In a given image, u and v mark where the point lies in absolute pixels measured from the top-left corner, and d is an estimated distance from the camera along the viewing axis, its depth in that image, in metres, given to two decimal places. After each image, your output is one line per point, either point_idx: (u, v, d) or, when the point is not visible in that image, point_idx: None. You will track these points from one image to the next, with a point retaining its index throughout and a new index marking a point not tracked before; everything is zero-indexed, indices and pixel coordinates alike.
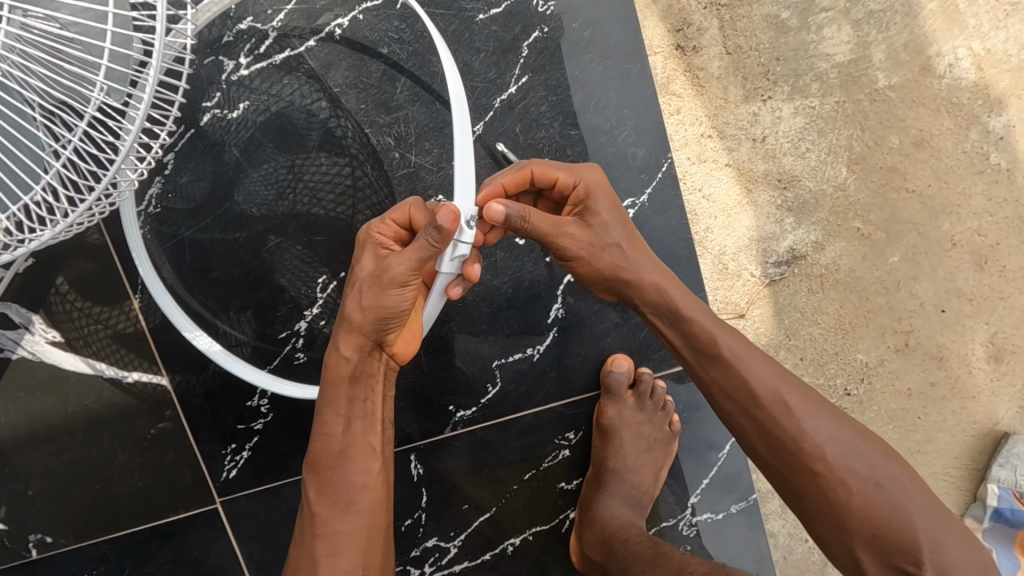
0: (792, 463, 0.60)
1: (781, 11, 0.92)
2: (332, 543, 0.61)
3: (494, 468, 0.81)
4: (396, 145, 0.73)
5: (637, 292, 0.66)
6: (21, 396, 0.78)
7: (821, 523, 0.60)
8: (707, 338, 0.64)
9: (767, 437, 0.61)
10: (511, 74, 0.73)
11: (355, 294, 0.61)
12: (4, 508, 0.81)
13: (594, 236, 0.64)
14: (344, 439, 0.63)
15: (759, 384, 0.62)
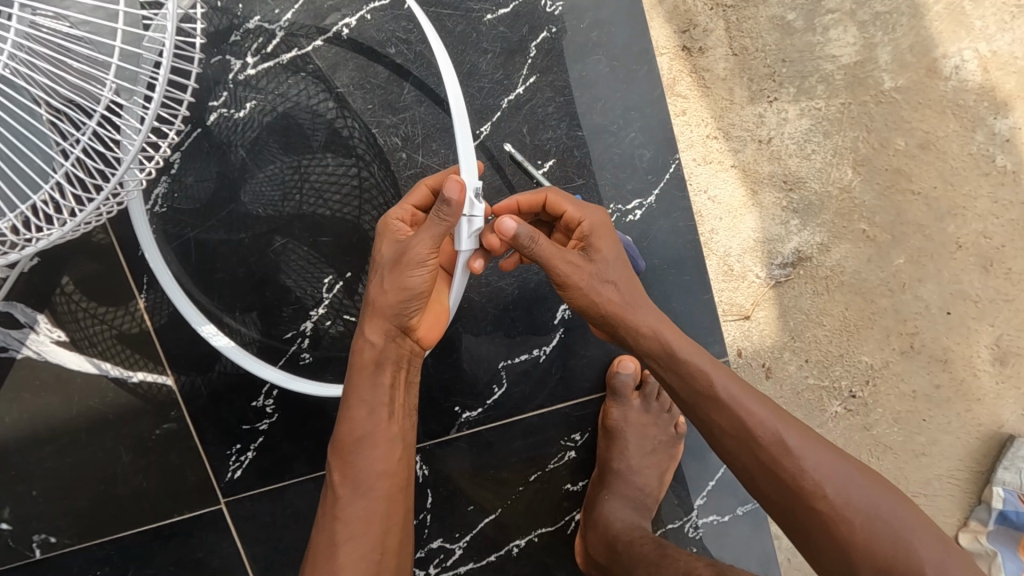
0: (796, 501, 0.58)
1: (787, 13, 0.92)
2: (352, 527, 0.60)
3: (499, 470, 0.81)
4: (402, 145, 0.73)
5: (634, 328, 0.64)
6: (25, 396, 0.78)
7: (828, 561, 0.58)
8: (704, 379, 0.62)
9: (769, 474, 0.60)
10: (518, 75, 0.73)
11: (377, 281, 0.62)
12: (8, 508, 0.81)
13: (593, 272, 0.63)
14: (367, 423, 0.62)
15: (759, 422, 0.60)
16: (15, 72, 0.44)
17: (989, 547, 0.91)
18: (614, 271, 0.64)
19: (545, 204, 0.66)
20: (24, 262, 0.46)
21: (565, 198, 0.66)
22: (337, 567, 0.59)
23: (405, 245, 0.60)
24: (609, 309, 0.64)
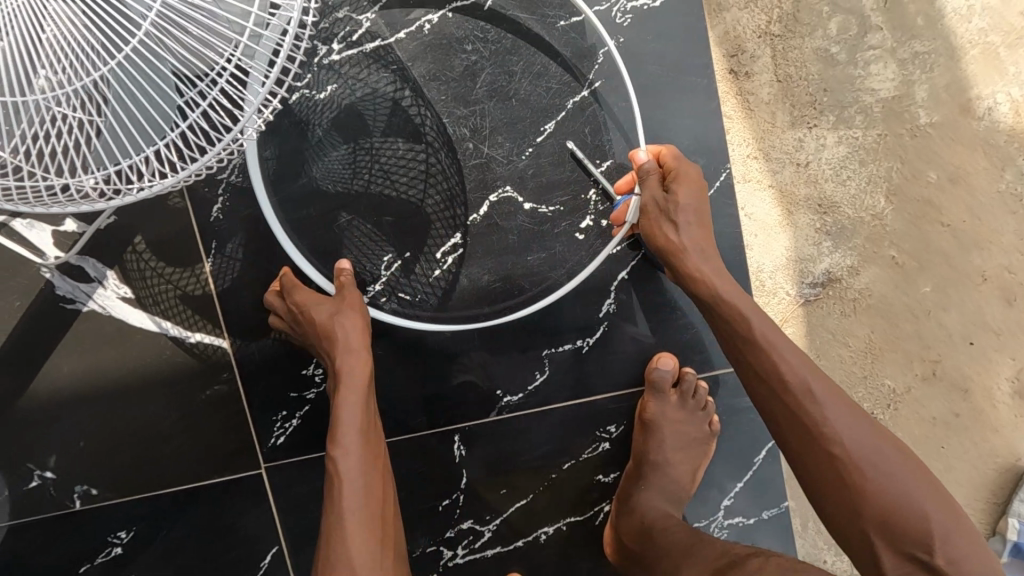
0: (817, 449, 0.62)
1: (831, 45, 0.96)
2: (359, 529, 0.64)
3: (534, 457, 0.83)
4: (470, 136, 0.78)
5: (692, 267, 0.68)
6: (87, 347, 0.82)
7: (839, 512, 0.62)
8: (754, 326, 0.66)
9: (799, 425, 0.63)
10: (585, 79, 0.78)
11: (312, 316, 0.71)
12: (55, 457, 0.83)
13: (670, 212, 0.70)
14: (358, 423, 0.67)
15: (797, 373, 0.64)
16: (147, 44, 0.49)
17: None
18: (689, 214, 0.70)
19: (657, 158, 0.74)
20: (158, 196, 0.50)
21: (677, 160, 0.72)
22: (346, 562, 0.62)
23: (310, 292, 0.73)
24: (675, 245, 0.69)
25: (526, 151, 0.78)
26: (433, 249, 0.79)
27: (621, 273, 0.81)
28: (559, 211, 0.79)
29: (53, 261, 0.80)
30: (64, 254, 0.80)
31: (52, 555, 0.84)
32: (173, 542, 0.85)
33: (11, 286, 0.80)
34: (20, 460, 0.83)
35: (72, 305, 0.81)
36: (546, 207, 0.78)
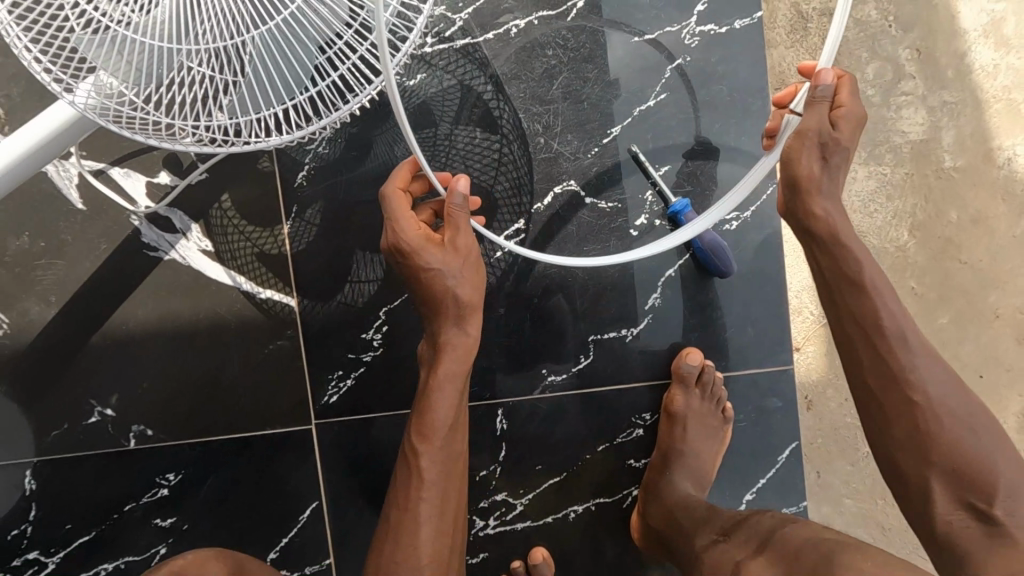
0: (892, 391, 0.67)
1: (867, 89, 1.05)
2: (433, 500, 0.73)
3: (571, 437, 0.87)
4: (542, 132, 0.85)
5: (818, 206, 0.69)
6: (162, 294, 0.87)
7: (907, 461, 0.66)
8: (860, 269, 0.68)
9: (886, 370, 0.67)
10: (653, 90, 0.85)
11: (439, 268, 0.71)
12: (117, 396, 0.88)
13: (825, 147, 0.68)
14: (449, 403, 0.73)
15: (886, 325, 0.67)
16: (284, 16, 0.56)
17: None
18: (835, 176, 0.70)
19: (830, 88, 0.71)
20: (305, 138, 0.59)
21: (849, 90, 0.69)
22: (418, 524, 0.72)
23: (456, 224, 0.71)
24: (804, 174, 0.68)
25: (591, 151, 0.85)
26: (498, 232, 0.85)
27: (667, 271, 0.87)
28: (617, 208, 0.86)
29: (143, 210, 0.85)
30: (154, 204, 0.86)
31: (103, 490, 0.89)
32: (219, 488, 0.89)
33: (100, 230, 0.86)
34: (83, 396, 0.87)
35: (154, 253, 0.86)
36: (605, 203, 0.85)
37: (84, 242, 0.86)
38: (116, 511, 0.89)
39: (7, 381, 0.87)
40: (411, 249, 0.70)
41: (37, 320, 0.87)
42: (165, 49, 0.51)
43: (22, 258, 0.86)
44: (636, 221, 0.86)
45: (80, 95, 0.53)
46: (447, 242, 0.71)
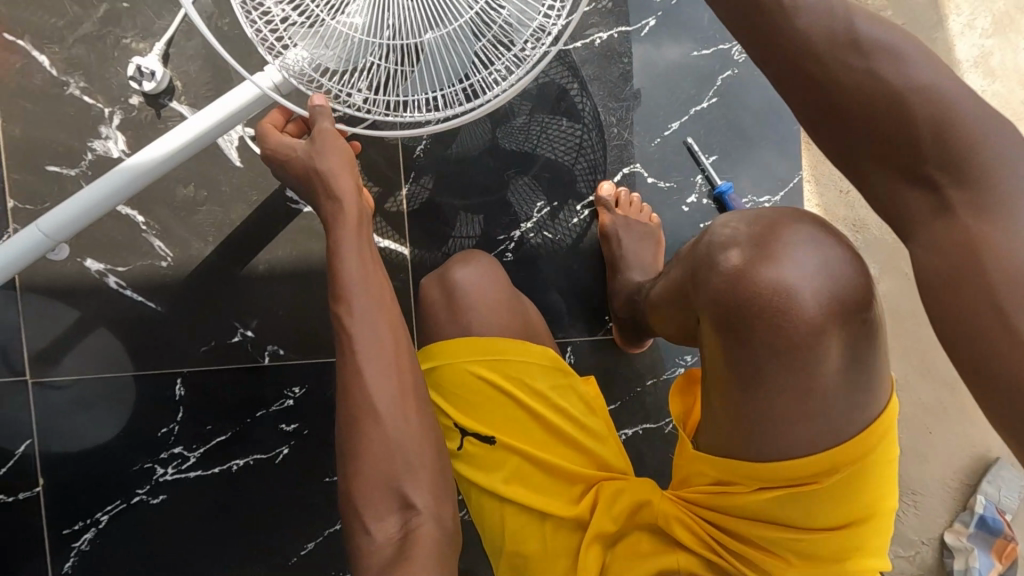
0: (833, 130, 0.53)
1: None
2: (376, 381, 0.70)
3: (627, 371, 1.09)
4: (617, 124, 1.05)
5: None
6: (300, 239, 1.07)
7: (866, 167, 0.53)
8: (775, 1, 0.52)
9: (822, 109, 0.52)
10: (707, 93, 1.05)
11: (320, 159, 0.76)
12: (257, 321, 1.07)
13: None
14: (356, 269, 0.73)
15: (830, 50, 0.51)
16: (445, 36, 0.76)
17: (969, 544, 1.12)
18: None
19: None
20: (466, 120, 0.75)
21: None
22: (373, 403, 0.69)
23: (326, 134, 0.76)
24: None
25: (655, 140, 1.05)
26: (576, 202, 1.06)
27: None
28: (673, 187, 1.06)
29: None
30: None
31: (239, 398, 1.08)
32: (335, 401, 1.08)
33: (252, 184, 1.06)
34: (231, 319, 1.07)
35: (296, 205, 1.07)
36: (664, 182, 1.06)
37: (238, 192, 1.06)
38: (249, 417, 1.08)
39: (170, 302, 1.07)
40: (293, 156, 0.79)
41: (197, 254, 1.07)
42: (356, 37, 0.72)
43: (187, 203, 1.06)
44: (687, 198, 1.06)
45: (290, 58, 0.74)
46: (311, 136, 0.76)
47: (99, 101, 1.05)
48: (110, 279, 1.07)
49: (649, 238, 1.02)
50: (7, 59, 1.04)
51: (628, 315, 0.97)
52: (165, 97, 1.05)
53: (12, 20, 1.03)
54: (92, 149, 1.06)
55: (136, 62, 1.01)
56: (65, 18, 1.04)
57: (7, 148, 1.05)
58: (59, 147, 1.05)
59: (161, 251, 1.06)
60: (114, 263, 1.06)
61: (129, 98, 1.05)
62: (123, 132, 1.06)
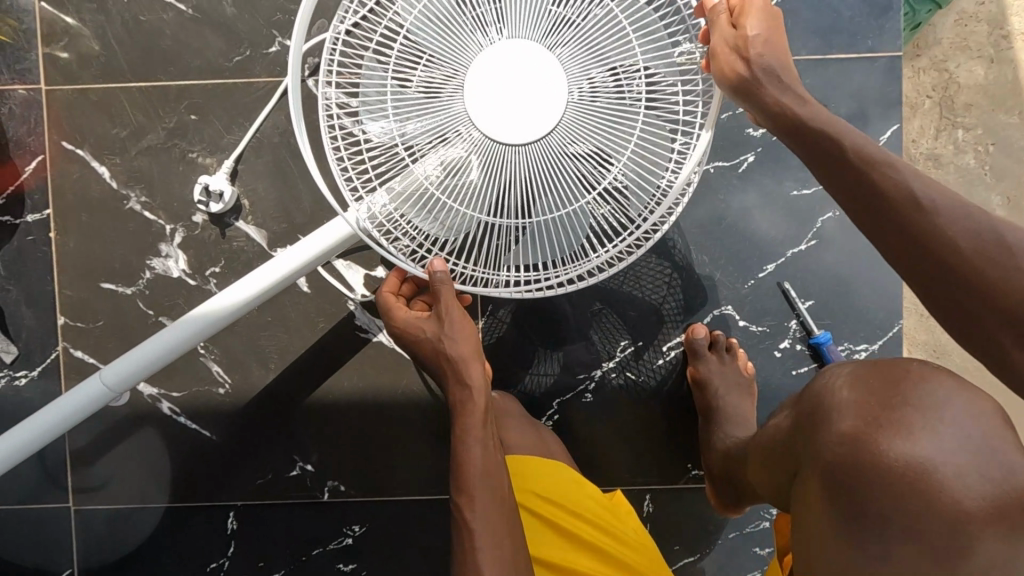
0: (950, 299, 0.61)
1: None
2: (491, 545, 0.74)
3: (705, 520, 1.03)
4: (708, 263, 1.00)
5: (766, 97, 0.69)
6: (368, 370, 1.01)
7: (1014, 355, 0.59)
8: (926, 225, 0.61)
9: (968, 308, 0.60)
10: (805, 236, 1.00)
11: (450, 342, 0.80)
12: (318, 454, 1.01)
13: (742, 47, 0.68)
14: (482, 456, 0.77)
15: (982, 256, 0.59)
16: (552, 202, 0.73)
17: None
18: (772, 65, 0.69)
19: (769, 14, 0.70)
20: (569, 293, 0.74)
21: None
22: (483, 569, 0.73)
23: (455, 319, 0.79)
24: (718, 56, 0.68)
25: (749, 281, 1.01)
26: (663, 342, 1.01)
27: None
28: (765, 331, 1.01)
29: (360, 297, 0.99)
30: (370, 293, 1.00)
31: (296, 533, 1.03)
32: (398, 538, 1.03)
33: (320, 310, 1.00)
34: (290, 450, 1.01)
35: (365, 334, 1.00)
36: (755, 326, 1.01)
37: (305, 318, 1.00)
38: (305, 553, 1.03)
39: (226, 431, 1.01)
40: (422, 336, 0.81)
41: (256, 381, 1.01)
42: (447, 191, 0.70)
43: (249, 328, 1.00)
44: (780, 344, 1.01)
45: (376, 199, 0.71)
46: (441, 317, 0.79)
47: (160, 218, 0.99)
48: (164, 404, 1.02)
49: (744, 389, 0.98)
50: (68, 170, 0.99)
51: (720, 470, 0.92)
52: (231, 215, 0.99)
53: (77, 130, 0.99)
54: (150, 268, 0.99)
55: (203, 182, 0.94)
56: (129, 128, 0.99)
57: (61, 263, 1.00)
58: (115, 264, 0.99)
59: (219, 376, 1.01)
60: (169, 388, 1.01)
61: (192, 215, 0.99)
62: (184, 251, 0.99)
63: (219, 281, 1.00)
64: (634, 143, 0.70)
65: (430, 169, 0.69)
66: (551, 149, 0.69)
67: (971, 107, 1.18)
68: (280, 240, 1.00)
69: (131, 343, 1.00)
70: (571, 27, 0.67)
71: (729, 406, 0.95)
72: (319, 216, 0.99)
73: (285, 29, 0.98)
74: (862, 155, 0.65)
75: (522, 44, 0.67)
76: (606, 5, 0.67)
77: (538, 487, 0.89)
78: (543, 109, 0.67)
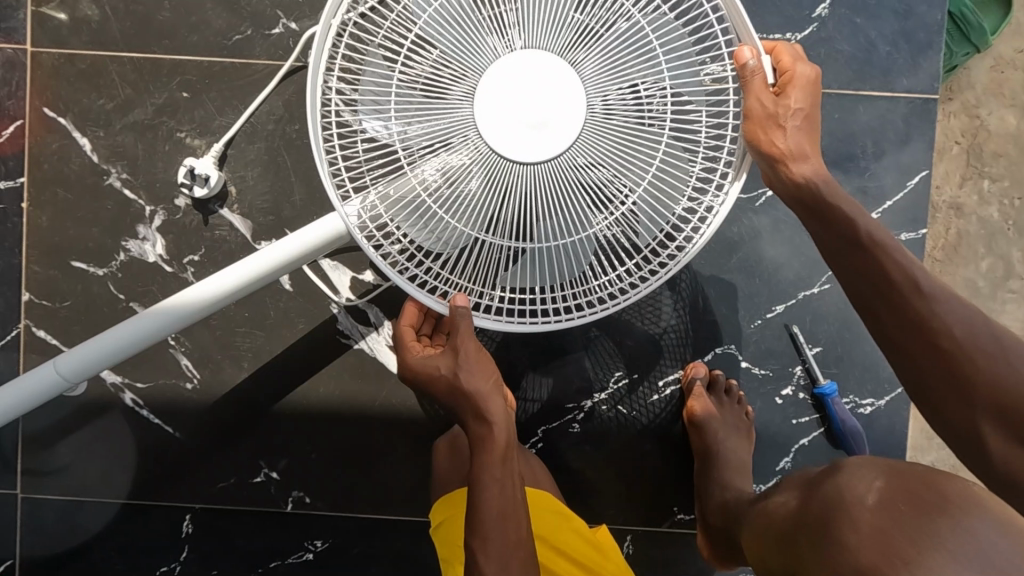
0: (932, 365, 0.64)
1: (978, 280, 1.13)
2: None
3: (687, 567, 0.98)
4: (714, 298, 0.95)
5: (789, 171, 0.67)
6: (346, 378, 0.96)
7: (997, 443, 0.62)
8: (926, 311, 0.64)
9: (952, 394, 0.64)
10: (819, 278, 0.95)
11: (468, 379, 0.73)
12: (285, 462, 0.96)
13: (780, 117, 0.65)
14: (501, 499, 0.72)
15: (972, 343, 0.63)
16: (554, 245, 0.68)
17: None
18: (799, 137, 0.67)
19: (808, 86, 0.67)
20: (566, 329, 0.69)
21: (781, 43, 0.70)
22: None
23: (474, 355, 0.73)
24: (754, 124, 0.64)
25: (755, 321, 0.96)
26: (658, 377, 0.96)
27: (803, 438, 0.97)
28: (768, 375, 0.96)
29: (345, 301, 0.94)
30: (354, 297, 0.94)
31: (255, 544, 0.97)
32: (363, 558, 0.98)
33: (300, 311, 0.95)
34: (257, 456, 0.96)
35: (346, 340, 0.95)
36: (758, 369, 0.96)
37: (284, 318, 0.95)
38: (262, 566, 0.98)
39: (190, 429, 0.96)
40: (432, 374, 0.74)
41: (227, 380, 0.95)
42: (441, 207, 0.65)
43: (225, 323, 0.95)
44: (783, 390, 0.96)
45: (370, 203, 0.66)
46: (456, 353, 0.72)
47: (140, 198, 0.93)
48: (127, 395, 0.96)
49: (742, 432, 0.94)
50: (47, 140, 0.93)
51: (721, 525, 0.86)
52: (216, 203, 0.94)
53: (60, 98, 0.93)
54: (125, 249, 0.94)
55: (188, 165, 0.88)
56: (116, 101, 0.93)
57: (31, 236, 0.94)
58: (88, 243, 0.94)
59: (188, 370, 0.95)
60: (133, 378, 0.96)
61: (175, 199, 0.93)
62: (162, 235, 0.94)
63: (197, 270, 0.94)
64: (652, 169, 0.65)
65: (429, 176, 0.63)
66: (561, 168, 0.63)
67: (999, 157, 1.13)
68: (265, 233, 0.94)
69: (97, 327, 0.94)
70: (594, 38, 0.62)
71: (729, 452, 0.91)
72: (309, 211, 0.94)
73: (290, 10, 0.92)
74: (877, 240, 0.66)
75: (541, 50, 0.61)
76: (631, 18, 0.61)
77: (532, 525, 0.83)
78: (558, 126, 0.62)
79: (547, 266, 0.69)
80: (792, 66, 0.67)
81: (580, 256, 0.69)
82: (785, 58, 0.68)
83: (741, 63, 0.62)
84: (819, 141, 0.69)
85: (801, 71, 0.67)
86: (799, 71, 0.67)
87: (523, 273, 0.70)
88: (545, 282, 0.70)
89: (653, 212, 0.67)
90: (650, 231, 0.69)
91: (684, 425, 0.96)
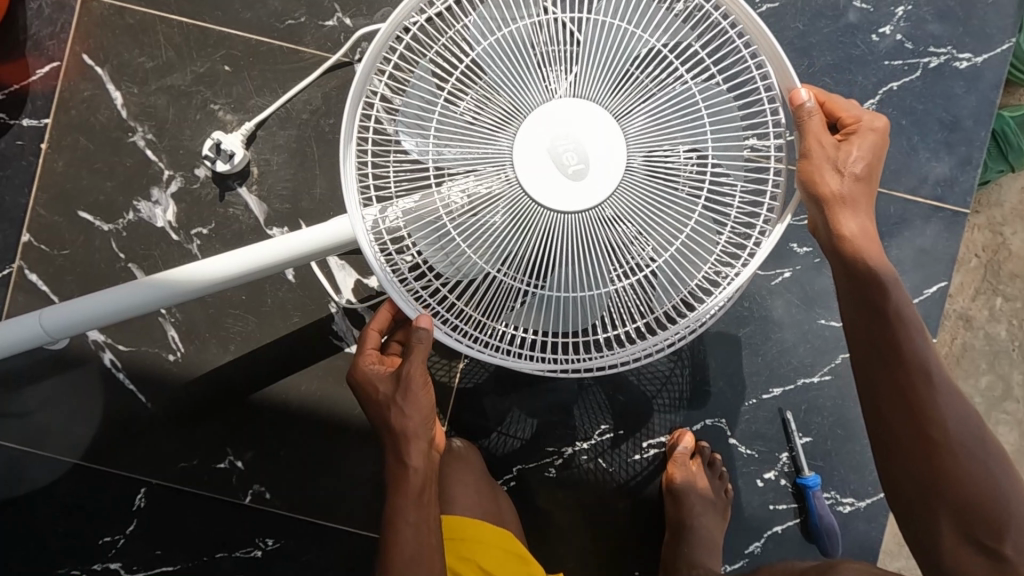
0: (916, 441, 0.63)
1: (975, 395, 1.12)
2: None
3: None
4: (714, 369, 0.94)
5: (836, 221, 0.65)
6: (330, 381, 0.94)
7: (941, 518, 0.63)
8: (920, 380, 0.63)
9: (920, 468, 0.63)
10: (821, 366, 0.94)
11: (398, 412, 0.71)
12: (251, 454, 0.94)
13: (836, 159, 0.63)
14: (410, 533, 0.71)
15: (954, 427, 0.63)
16: (580, 291, 0.66)
17: None
18: (853, 192, 0.64)
19: (873, 138, 0.65)
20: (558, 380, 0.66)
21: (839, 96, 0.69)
22: None
23: (412, 383, 0.70)
24: (809, 162, 0.62)
25: (749, 400, 0.94)
26: (644, 437, 0.95)
27: (777, 526, 0.95)
28: (753, 456, 0.95)
29: (345, 302, 0.92)
30: (356, 301, 0.93)
31: (204, 531, 0.95)
32: (311, 565, 0.95)
33: (298, 305, 0.93)
34: (225, 442, 0.94)
35: (338, 341, 0.93)
36: (745, 447, 0.95)
37: (280, 308, 0.93)
38: (207, 555, 0.95)
39: (162, 401, 0.94)
40: (374, 392, 0.72)
41: (212, 360, 0.93)
42: (460, 233, 0.63)
43: (220, 302, 0.93)
44: (766, 474, 0.95)
45: (390, 215, 0.65)
46: (399, 380, 0.70)
47: (161, 161, 0.92)
48: (106, 355, 0.94)
49: (719, 509, 0.92)
50: (80, 86, 0.92)
51: None
52: (235, 180, 0.92)
53: (102, 48, 0.92)
54: (136, 210, 0.92)
55: (215, 139, 0.87)
56: (156, 60, 0.92)
57: (43, 178, 0.92)
58: (99, 196, 0.92)
59: (173, 342, 0.93)
60: (116, 340, 0.93)
61: (195, 168, 0.92)
62: (175, 202, 0.92)
63: (203, 244, 0.92)
64: (685, 241, 0.64)
65: (454, 199, 0.62)
66: (590, 217, 0.62)
67: (1016, 278, 1.12)
68: (278, 220, 0.93)
69: (90, 282, 0.92)
70: (644, 95, 0.61)
71: (703, 528, 0.90)
72: (326, 206, 0.93)
73: (347, 6, 0.92)
74: (897, 308, 0.64)
75: (587, 98, 0.61)
76: (686, 82, 0.61)
77: (483, 558, 0.81)
78: (596, 171, 0.61)
79: (564, 311, 0.67)
80: (860, 119, 0.67)
81: (600, 308, 0.67)
82: (855, 112, 0.67)
83: (797, 103, 0.61)
84: (874, 198, 0.66)
85: (868, 125, 0.66)
86: (866, 123, 0.67)
87: (542, 312, 0.67)
88: (559, 329, 0.68)
89: (681, 286, 0.66)
90: (666, 295, 0.67)
91: (661, 488, 0.95)
